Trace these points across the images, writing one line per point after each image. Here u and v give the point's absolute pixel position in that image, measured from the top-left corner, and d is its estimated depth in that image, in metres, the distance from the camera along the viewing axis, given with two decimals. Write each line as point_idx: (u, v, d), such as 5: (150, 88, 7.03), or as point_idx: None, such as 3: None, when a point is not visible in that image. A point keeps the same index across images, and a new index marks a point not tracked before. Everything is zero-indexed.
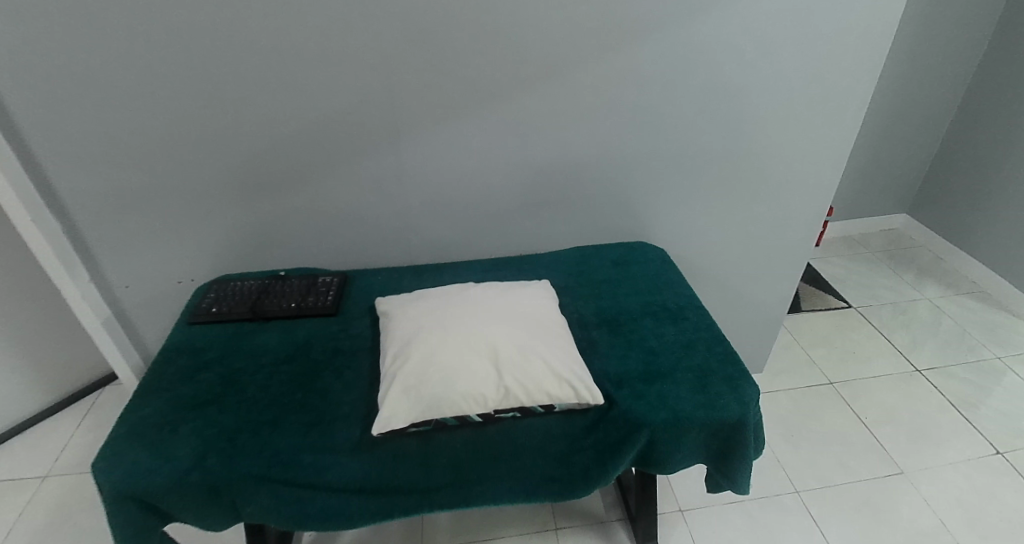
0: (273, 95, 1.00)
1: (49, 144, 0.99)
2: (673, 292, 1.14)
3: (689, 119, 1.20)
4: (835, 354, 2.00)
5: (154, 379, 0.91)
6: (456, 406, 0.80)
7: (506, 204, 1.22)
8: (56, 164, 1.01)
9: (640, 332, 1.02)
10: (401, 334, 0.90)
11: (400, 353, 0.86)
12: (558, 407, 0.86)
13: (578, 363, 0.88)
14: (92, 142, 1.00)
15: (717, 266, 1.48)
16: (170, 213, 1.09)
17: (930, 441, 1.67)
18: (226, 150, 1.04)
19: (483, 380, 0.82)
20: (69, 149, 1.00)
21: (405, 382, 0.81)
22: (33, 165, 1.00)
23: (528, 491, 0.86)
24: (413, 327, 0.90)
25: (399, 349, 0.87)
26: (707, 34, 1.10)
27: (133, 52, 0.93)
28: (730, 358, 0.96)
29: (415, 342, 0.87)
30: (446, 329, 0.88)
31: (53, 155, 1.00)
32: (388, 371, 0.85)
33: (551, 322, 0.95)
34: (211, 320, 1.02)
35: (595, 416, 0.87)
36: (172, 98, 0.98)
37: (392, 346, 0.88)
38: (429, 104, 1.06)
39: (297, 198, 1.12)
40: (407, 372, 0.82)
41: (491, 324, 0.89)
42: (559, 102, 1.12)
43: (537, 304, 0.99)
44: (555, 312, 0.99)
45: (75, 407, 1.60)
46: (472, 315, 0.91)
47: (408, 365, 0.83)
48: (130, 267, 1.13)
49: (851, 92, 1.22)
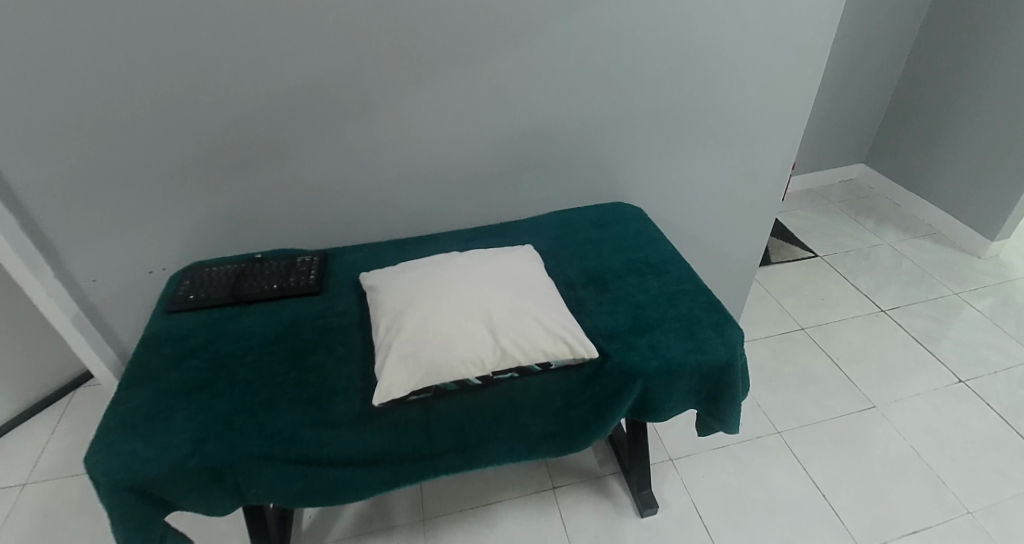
0: (235, 68, 0.96)
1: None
2: (654, 247, 1.16)
3: (661, 75, 1.20)
4: (805, 302, 2.07)
5: (139, 370, 0.88)
6: (456, 371, 0.80)
7: (483, 171, 1.21)
8: (6, 156, 0.95)
9: (626, 288, 1.04)
10: (391, 304, 0.90)
11: (393, 323, 0.86)
12: (555, 364, 0.87)
13: (570, 320, 0.89)
14: (43, 130, 0.94)
15: (693, 221, 1.50)
16: (135, 200, 1.05)
17: (897, 375, 1.77)
18: (190, 129, 1.00)
19: (479, 343, 0.82)
20: (18, 137, 0.94)
21: (402, 352, 0.81)
22: None
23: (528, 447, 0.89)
24: (403, 298, 0.89)
25: (391, 320, 0.86)
26: None
27: (80, 30, 0.87)
28: (714, 306, 0.99)
29: (407, 312, 0.86)
30: (437, 297, 0.88)
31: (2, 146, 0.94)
32: (382, 342, 0.84)
33: (540, 283, 0.96)
34: (191, 308, 0.99)
35: (590, 371, 0.88)
36: (127, 77, 0.93)
37: (384, 319, 0.88)
38: (399, 74, 1.04)
39: (269, 178, 1.09)
40: (402, 342, 0.82)
41: (481, 289, 0.89)
42: (531, 63, 1.10)
43: (524, 268, 0.99)
44: (542, 274, 1.00)
45: (48, 411, 1.54)
46: (462, 282, 0.91)
47: (403, 335, 0.82)
48: (97, 260, 1.09)
49: (813, 41, 1.24)
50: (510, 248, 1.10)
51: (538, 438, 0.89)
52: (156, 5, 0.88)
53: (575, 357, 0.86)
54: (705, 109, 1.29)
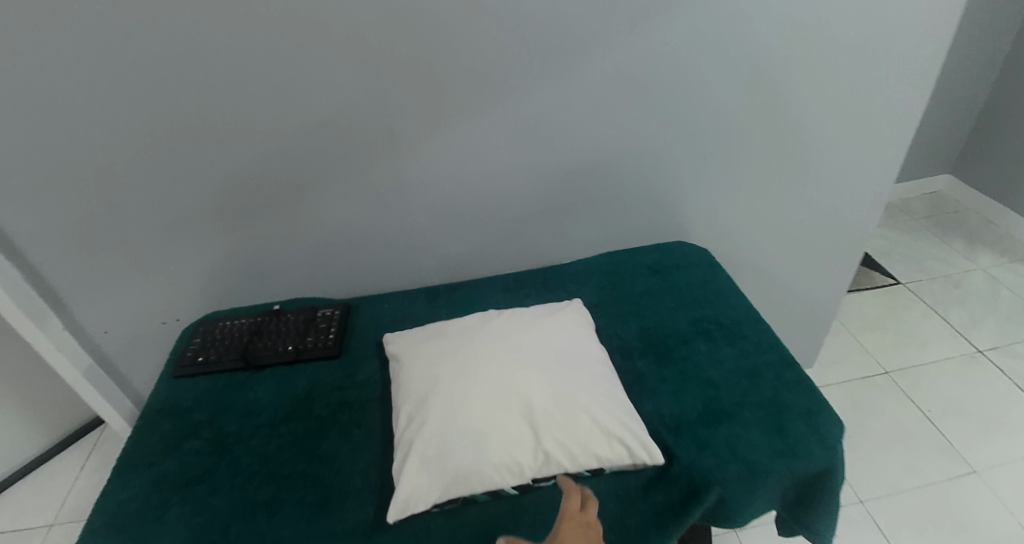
0: (243, 104, 0.85)
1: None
2: (726, 301, 0.99)
3: (730, 98, 1.02)
4: (887, 339, 1.83)
5: (136, 450, 0.78)
6: (488, 480, 0.67)
7: (523, 209, 1.07)
8: (7, 209, 0.88)
9: (695, 359, 0.87)
10: (416, 384, 0.77)
11: (416, 412, 0.73)
12: (609, 469, 0.72)
13: (628, 411, 0.74)
14: (43, 182, 0.87)
15: (765, 259, 1.31)
16: (143, 249, 0.96)
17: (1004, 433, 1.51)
18: (198, 171, 0.90)
19: (516, 443, 0.69)
20: (17, 189, 0.87)
21: (425, 454, 0.68)
22: None
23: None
24: (429, 378, 0.76)
25: (415, 407, 0.74)
26: None
27: (72, 76, 0.79)
28: (805, 391, 0.82)
29: (434, 397, 0.73)
30: (467, 380, 0.74)
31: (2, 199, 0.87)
32: (404, 434, 0.72)
33: (591, 360, 0.81)
34: (199, 372, 0.89)
35: (652, 475, 0.73)
36: (128, 117, 0.83)
37: (407, 403, 0.75)
38: (425, 109, 0.90)
39: (286, 223, 0.98)
40: (425, 440, 0.69)
41: (521, 371, 0.75)
42: (580, 89, 0.94)
43: (573, 340, 0.84)
44: (595, 346, 0.85)
45: (79, 445, 1.49)
46: (499, 357, 0.77)
47: (428, 431, 0.70)
48: (107, 312, 1.01)
49: (920, 53, 1.02)
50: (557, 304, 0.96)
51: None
52: (154, 39, 0.78)
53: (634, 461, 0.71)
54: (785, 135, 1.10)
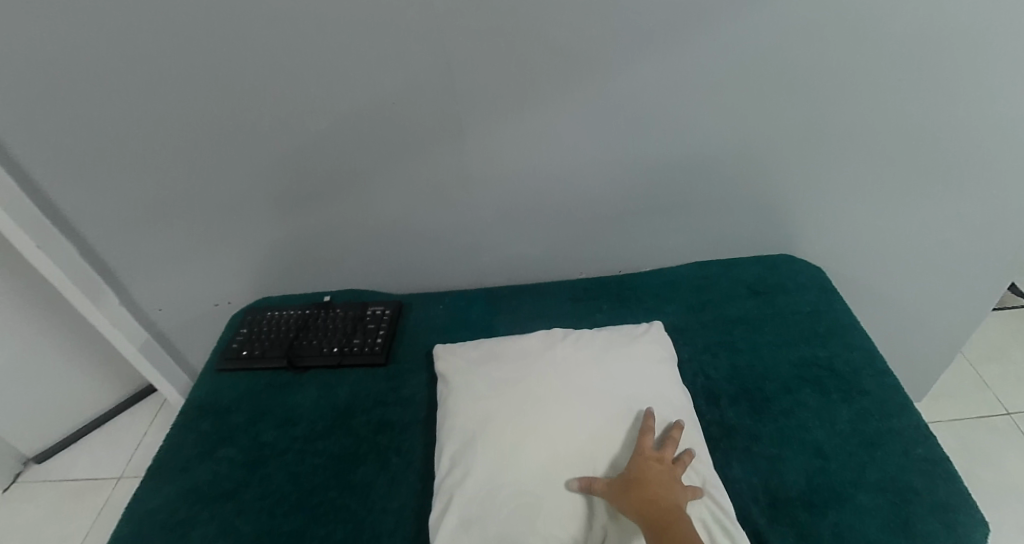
0: (293, 82, 0.75)
1: (48, 164, 0.84)
2: (843, 342, 0.81)
3: (876, 87, 0.79)
4: (1013, 374, 1.52)
5: (172, 450, 0.75)
6: None
7: (600, 209, 0.92)
8: (62, 185, 0.86)
9: (799, 416, 0.72)
10: (464, 423, 0.69)
11: (461, 462, 0.65)
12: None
13: (713, 488, 0.62)
14: (94, 159, 0.84)
15: (891, 283, 1.07)
16: (194, 230, 0.92)
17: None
18: (248, 152, 0.83)
19: (574, 518, 0.60)
20: (71, 166, 0.84)
21: (465, 516, 0.61)
22: (36, 187, 0.87)
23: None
24: (476, 421, 0.68)
25: (460, 454, 0.66)
26: None
27: (114, 50, 0.73)
28: (941, 476, 0.65)
29: (480, 450, 0.65)
30: (522, 432, 0.65)
31: (55, 175, 0.85)
32: (444, 485, 0.65)
33: (670, 412, 0.68)
34: (241, 367, 0.84)
35: None
36: (174, 93, 0.77)
37: (451, 446, 0.67)
38: (490, 93, 0.77)
39: (338, 211, 0.90)
40: (466, 500, 0.62)
41: (586, 427, 0.65)
42: (679, 75, 0.77)
43: (649, 382, 0.71)
44: (678, 390, 0.71)
45: (149, 400, 1.53)
46: (558, 409, 0.67)
47: (468, 490, 0.63)
48: (161, 290, 1.00)
49: None
50: (634, 325, 0.82)
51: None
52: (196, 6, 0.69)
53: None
54: (939, 144, 0.85)
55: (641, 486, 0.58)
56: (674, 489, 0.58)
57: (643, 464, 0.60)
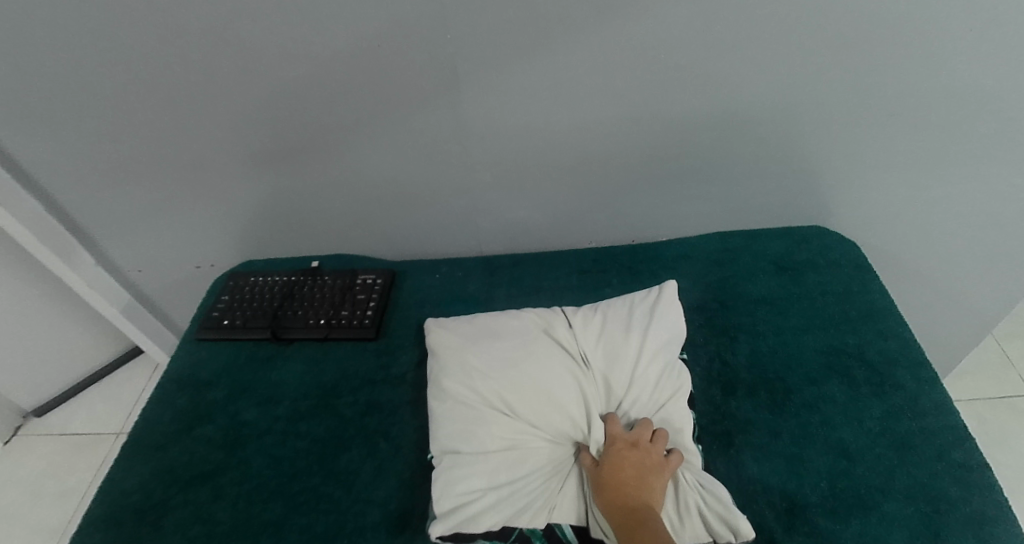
0: (265, 21, 0.66)
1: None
2: (875, 329, 0.73)
3: (937, 40, 0.68)
4: None
5: (147, 427, 0.70)
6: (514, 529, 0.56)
7: (613, 171, 0.83)
8: (17, 139, 0.79)
9: (824, 412, 0.65)
10: (459, 400, 0.63)
11: (461, 437, 0.61)
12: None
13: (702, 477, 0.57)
14: (48, 112, 0.75)
15: (926, 258, 0.98)
16: (169, 189, 0.85)
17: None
18: (221, 102, 0.74)
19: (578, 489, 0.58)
20: (24, 120, 0.76)
21: (471, 491, 0.57)
22: None
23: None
24: (473, 396, 0.63)
25: (460, 428, 0.61)
26: None
27: None
28: (978, 484, 0.59)
29: (481, 425, 0.61)
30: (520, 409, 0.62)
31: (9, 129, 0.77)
32: (443, 460, 0.60)
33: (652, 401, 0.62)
34: (222, 337, 0.78)
35: None
36: (129, 34, 0.67)
37: (446, 421, 0.62)
38: (488, 41, 0.68)
39: (323, 169, 0.83)
40: (469, 476, 0.58)
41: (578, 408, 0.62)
42: (705, 23, 0.66)
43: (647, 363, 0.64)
44: (679, 369, 0.65)
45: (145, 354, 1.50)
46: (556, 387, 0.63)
47: (465, 465, 0.59)
48: (138, 251, 0.95)
49: None
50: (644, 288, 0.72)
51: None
52: None
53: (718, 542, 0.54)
54: (1006, 105, 0.74)
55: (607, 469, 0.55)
56: (645, 467, 0.55)
57: (616, 456, 0.56)
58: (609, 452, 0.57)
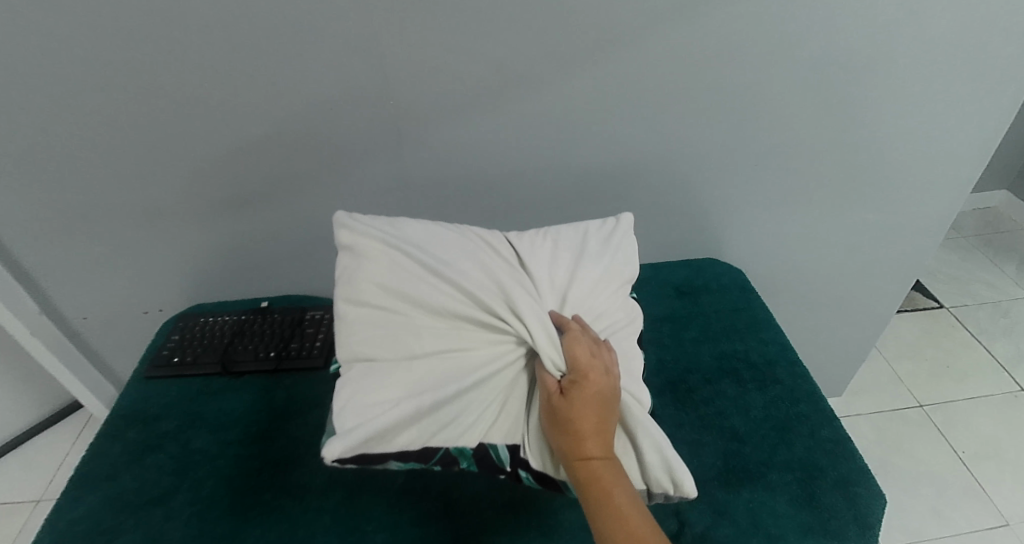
0: (229, 87, 0.76)
1: None
2: (759, 337, 0.87)
3: (780, 105, 0.86)
4: (924, 370, 1.57)
5: (96, 460, 0.72)
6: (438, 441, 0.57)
7: (535, 212, 0.96)
8: None
9: (720, 405, 0.77)
10: (382, 308, 0.61)
11: (382, 342, 0.60)
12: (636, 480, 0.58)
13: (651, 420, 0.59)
14: (10, 168, 0.81)
15: (804, 283, 1.15)
16: (123, 237, 0.91)
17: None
18: (184, 157, 0.82)
19: (522, 404, 0.59)
20: None
21: (387, 400, 0.57)
22: None
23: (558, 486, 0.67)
24: (399, 303, 0.61)
25: (382, 340, 0.60)
26: None
27: (32, 59, 0.71)
28: (842, 454, 0.71)
29: (410, 332, 0.60)
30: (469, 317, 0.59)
31: None
32: (357, 370, 0.60)
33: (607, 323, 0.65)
34: (172, 373, 0.82)
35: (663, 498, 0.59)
36: (106, 97, 0.75)
37: (368, 328, 0.61)
38: (420, 105, 0.80)
39: (273, 216, 0.91)
40: (383, 389, 0.58)
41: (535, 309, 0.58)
42: (598, 92, 0.82)
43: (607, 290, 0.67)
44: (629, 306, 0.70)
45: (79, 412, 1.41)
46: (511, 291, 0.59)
47: (389, 380, 0.58)
48: (87, 298, 0.98)
49: (1016, 65, 0.83)
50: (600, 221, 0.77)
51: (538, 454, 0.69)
52: (131, 11, 0.68)
53: (651, 491, 0.58)
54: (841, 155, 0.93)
55: (570, 398, 0.54)
56: (606, 402, 0.55)
57: (585, 398, 0.54)
58: (578, 392, 0.54)
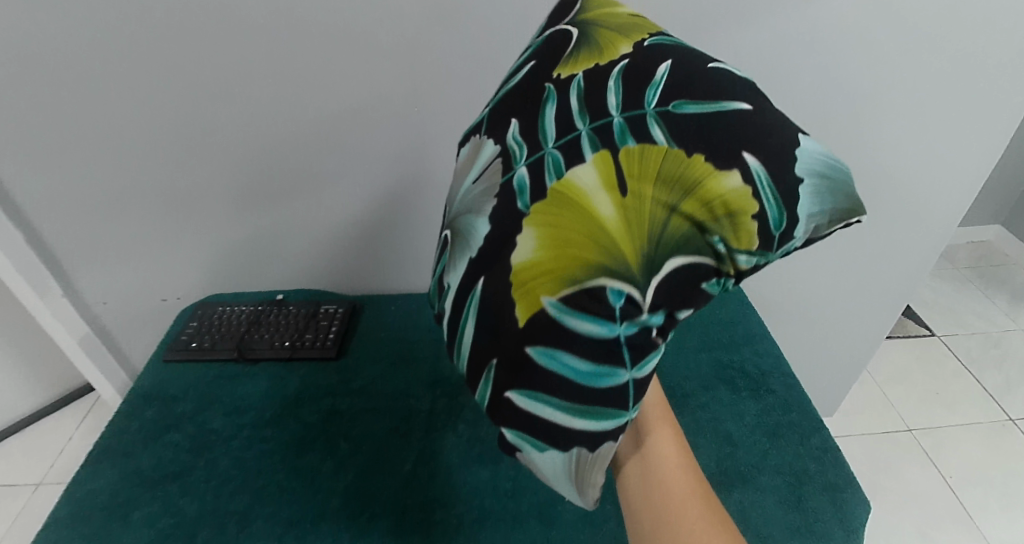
0: (263, 90, 0.80)
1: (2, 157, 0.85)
2: (755, 349, 0.90)
3: None
4: (915, 395, 1.60)
5: (115, 436, 0.75)
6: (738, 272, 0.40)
7: None
8: (13, 177, 0.87)
9: (715, 410, 0.80)
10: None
11: None
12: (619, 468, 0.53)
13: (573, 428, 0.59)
14: (50, 156, 0.85)
15: (801, 303, 1.18)
16: (150, 227, 0.94)
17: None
18: (214, 152, 0.86)
19: None
20: (26, 160, 0.85)
21: None
22: None
23: (558, 430, 0.37)
24: None
25: None
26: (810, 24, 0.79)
27: (82, 56, 0.76)
28: (830, 461, 0.74)
29: None
30: None
31: (9, 168, 0.86)
32: None
33: None
34: (189, 358, 0.85)
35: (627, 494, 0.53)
36: (146, 94, 0.80)
37: None
38: (442, 115, 0.84)
39: (295, 214, 0.94)
40: None
41: None
42: None
43: None
44: None
45: (89, 396, 1.43)
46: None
47: None
48: (109, 284, 1.01)
49: (1003, 104, 0.88)
50: None
51: (509, 361, 0.37)
52: (179, 12, 0.73)
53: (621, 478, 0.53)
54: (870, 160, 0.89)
55: None
56: None
57: None
58: None
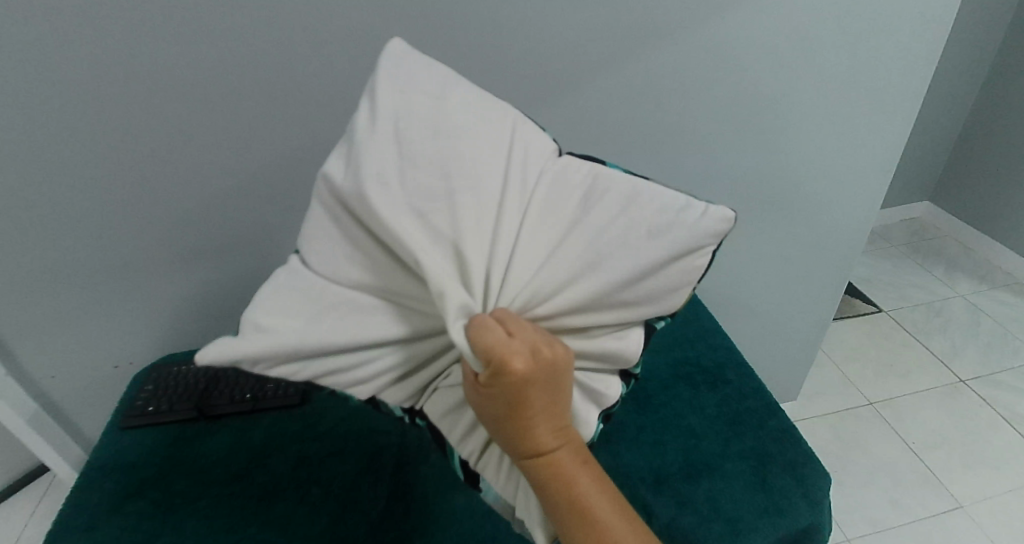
0: (203, 145, 0.81)
1: None
2: (710, 344, 0.94)
3: (709, 135, 0.95)
4: (871, 370, 1.68)
5: (73, 513, 0.72)
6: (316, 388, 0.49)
7: None
8: None
9: (678, 406, 0.83)
10: (325, 203, 0.49)
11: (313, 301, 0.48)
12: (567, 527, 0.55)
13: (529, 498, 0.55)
14: None
15: (752, 296, 1.23)
16: (95, 293, 0.92)
17: (1004, 474, 1.40)
18: (157, 209, 0.86)
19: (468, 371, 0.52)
20: None
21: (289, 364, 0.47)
22: None
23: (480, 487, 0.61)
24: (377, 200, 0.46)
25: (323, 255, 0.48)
26: (721, 35, 0.85)
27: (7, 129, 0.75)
28: (790, 441, 0.78)
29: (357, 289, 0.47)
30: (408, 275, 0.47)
31: None
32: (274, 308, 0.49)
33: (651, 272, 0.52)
34: (147, 422, 0.82)
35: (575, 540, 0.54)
36: (80, 160, 0.79)
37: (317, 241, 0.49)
38: None
39: (247, 264, 0.95)
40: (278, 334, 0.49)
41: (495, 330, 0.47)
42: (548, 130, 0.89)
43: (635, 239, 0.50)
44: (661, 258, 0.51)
45: (43, 477, 1.36)
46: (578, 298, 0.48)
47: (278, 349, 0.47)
48: (55, 357, 0.98)
49: (901, 93, 0.97)
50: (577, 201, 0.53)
51: None
52: (115, 71, 0.73)
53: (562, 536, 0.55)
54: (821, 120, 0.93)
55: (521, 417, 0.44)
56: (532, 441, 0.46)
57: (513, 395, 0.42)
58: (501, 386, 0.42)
